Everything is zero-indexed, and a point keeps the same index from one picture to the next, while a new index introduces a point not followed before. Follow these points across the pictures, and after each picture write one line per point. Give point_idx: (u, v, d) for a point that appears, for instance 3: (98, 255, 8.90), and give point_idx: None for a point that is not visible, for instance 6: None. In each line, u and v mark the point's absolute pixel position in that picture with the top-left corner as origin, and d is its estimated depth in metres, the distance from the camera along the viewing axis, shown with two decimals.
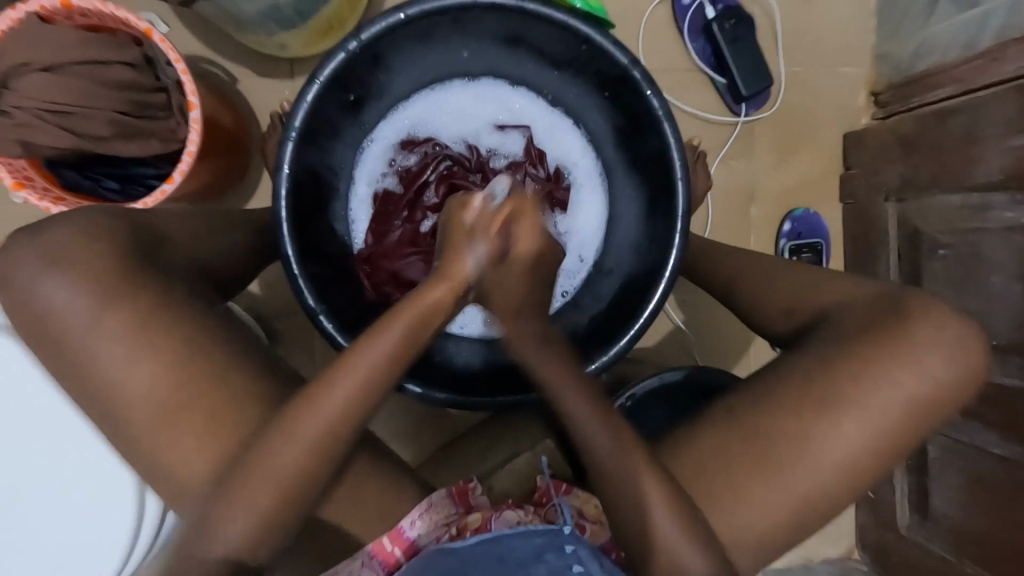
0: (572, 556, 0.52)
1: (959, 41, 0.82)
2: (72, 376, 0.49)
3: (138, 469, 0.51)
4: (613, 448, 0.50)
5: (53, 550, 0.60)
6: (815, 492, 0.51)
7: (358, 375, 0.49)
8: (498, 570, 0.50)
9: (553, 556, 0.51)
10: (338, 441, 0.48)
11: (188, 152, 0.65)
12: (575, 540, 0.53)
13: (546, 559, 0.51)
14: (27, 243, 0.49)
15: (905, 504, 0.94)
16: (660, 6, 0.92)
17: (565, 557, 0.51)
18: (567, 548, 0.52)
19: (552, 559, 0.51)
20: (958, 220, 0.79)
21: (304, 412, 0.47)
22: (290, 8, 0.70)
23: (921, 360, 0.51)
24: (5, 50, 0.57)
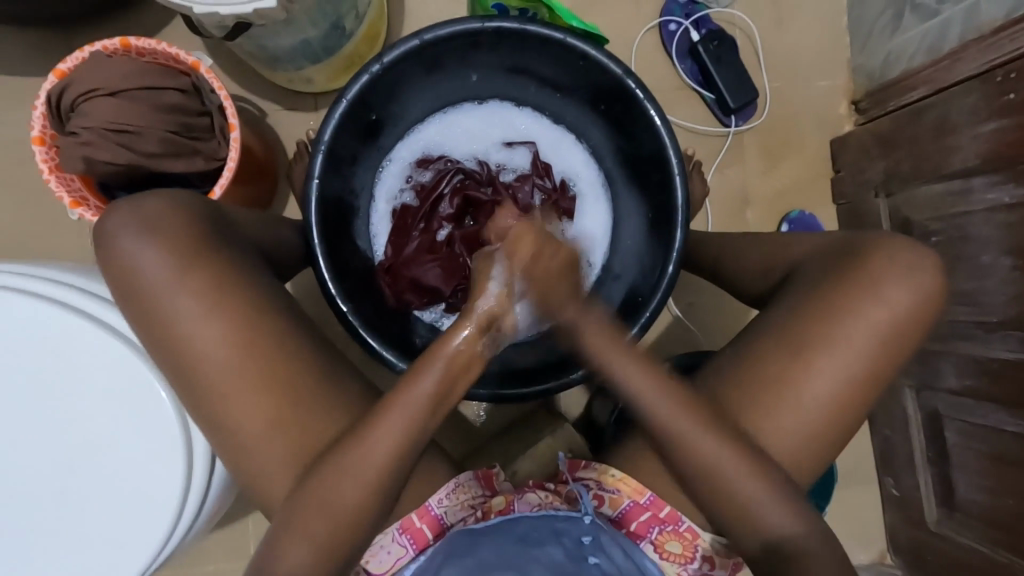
0: (589, 546, 0.55)
1: (925, 47, 0.89)
2: (150, 329, 0.54)
3: (202, 424, 0.56)
4: None
5: (98, 512, 0.60)
6: (801, 426, 0.59)
7: (414, 396, 0.53)
8: (519, 553, 0.53)
9: (570, 544, 0.54)
10: (387, 408, 0.53)
11: (227, 169, 0.73)
12: (593, 530, 0.56)
13: (563, 543, 0.54)
14: (124, 210, 0.55)
15: (930, 497, 0.93)
16: (647, 33, 1.01)
17: (582, 547, 0.54)
18: (585, 540, 0.55)
19: (569, 545, 0.54)
20: (943, 206, 0.85)
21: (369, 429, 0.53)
22: (317, 43, 0.79)
23: (888, 292, 0.59)
24: (75, 80, 0.67)
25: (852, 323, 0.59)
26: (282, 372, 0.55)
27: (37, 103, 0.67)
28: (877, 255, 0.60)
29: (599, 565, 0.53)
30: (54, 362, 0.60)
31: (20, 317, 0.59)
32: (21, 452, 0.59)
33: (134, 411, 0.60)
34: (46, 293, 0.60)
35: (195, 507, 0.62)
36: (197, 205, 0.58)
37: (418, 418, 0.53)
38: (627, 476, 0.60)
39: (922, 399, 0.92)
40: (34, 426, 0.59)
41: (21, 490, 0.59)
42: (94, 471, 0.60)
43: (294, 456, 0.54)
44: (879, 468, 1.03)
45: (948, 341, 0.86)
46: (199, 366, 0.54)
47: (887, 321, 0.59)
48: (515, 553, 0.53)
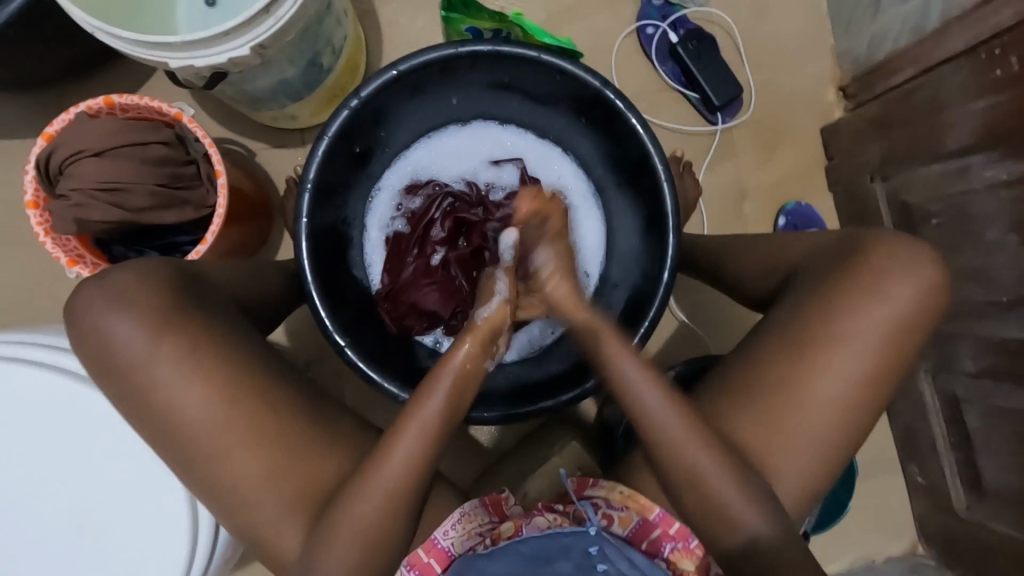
0: (597, 556, 0.53)
1: (907, 27, 0.88)
2: (131, 402, 0.55)
3: (197, 488, 0.56)
4: None
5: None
6: (814, 431, 0.58)
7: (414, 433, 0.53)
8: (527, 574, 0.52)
9: (578, 556, 0.53)
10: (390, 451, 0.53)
11: (217, 216, 0.73)
12: (600, 540, 0.54)
13: (570, 557, 0.53)
14: (92, 290, 0.56)
15: (957, 483, 0.90)
16: (627, 37, 1.01)
17: (590, 557, 0.53)
18: (592, 549, 0.53)
19: (577, 557, 0.53)
20: (941, 187, 0.83)
21: (371, 472, 0.53)
22: (297, 81, 0.80)
23: (891, 289, 0.58)
24: (62, 142, 0.69)
25: (857, 323, 0.58)
26: (273, 423, 0.55)
27: (27, 168, 0.69)
28: (875, 251, 0.60)
29: (608, 572, 0.52)
30: (64, 429, 0.61)
31: (24, 384, 0.61)
32: (36, 520, 0.61)
33: (140, 464, 0.61)
34: (45, 358, 0.62)
35: (201, 570, 0.62)
36: (168, 270, 0.58)
37: (421, 423, 0.54)
38: (633, 493, 0.60)
39: (940, 382, 0.90)
40: (48, 485, 0.61)
41: (40, 549, 0.61)
42: (105, 530, 0.61)
43: (299, 499, 0.55)
44: (902, 457, 1.00)
45: (960, 323, 0.84)
46: (187, 429, 0.54)
47: (893, 318, 0.58)
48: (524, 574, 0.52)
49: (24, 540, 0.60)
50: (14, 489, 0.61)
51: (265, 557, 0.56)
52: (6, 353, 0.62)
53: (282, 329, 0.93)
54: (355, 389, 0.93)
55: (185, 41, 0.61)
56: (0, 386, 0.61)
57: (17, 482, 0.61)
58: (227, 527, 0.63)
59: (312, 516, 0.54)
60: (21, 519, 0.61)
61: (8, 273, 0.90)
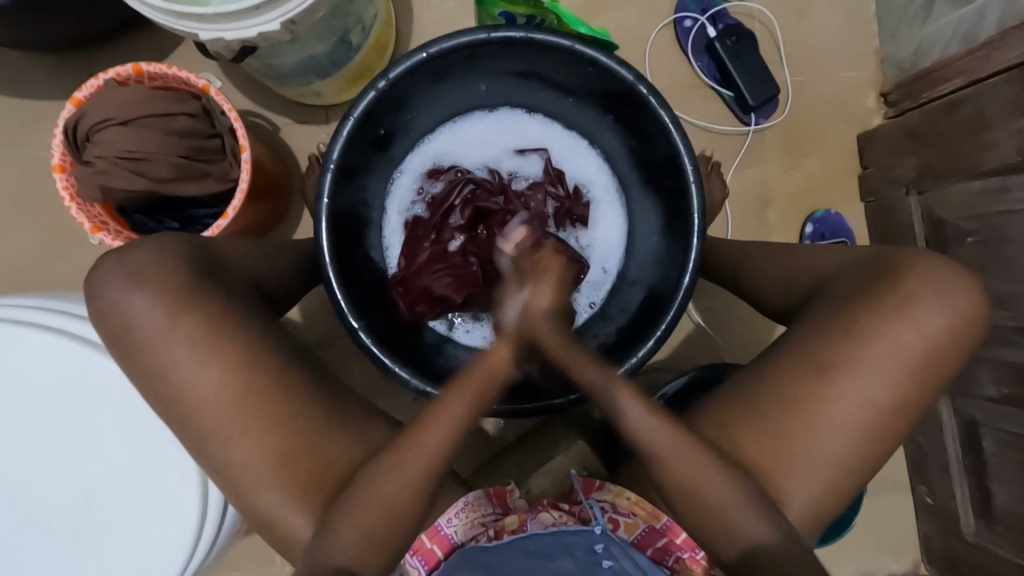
0: (602, 553, 0.53)
1: (960, 34, 0.84)
2: (145, 377, 0.56)
3: (205, 467, 0.57)
4: (648, 422, 0.55)
5: (115, 549, 0.62)
6: (829, 451, 0.56)
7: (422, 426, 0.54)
8: (531, 568, 0.51)
9: (582, 554, 0.53)
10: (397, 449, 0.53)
11: (238, 191, 0.74)
12: (606, 538, 0.55)
13: (575, 554, 0.53)
14: (113, 264, 0.56)
15: (967, 508, 0.89)
16: (663, 29, 0.98)
17: (595, 554, 0.53)
18: (598, 547, 0.53)
19: (581, 555, 0.53)
20: (979, 206, 0.80)
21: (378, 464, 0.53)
22: (326, 58, 0.79)
23: (919, 312, 0.56)
24: (90, 109, 0.69)
25: (881, 347, 0.56)
26: (281, 409, 0.56)
27: (55, 132, 0.70)
28: (906, 272, 0.58)
29: (613, 569, 0.52)
30: (80, 398, 0.62)
31: (44, 351, 0.62)
32: (50, 485, 0.62)
33: (149, 436, 0.62)
34: (64, 325, 0.63)
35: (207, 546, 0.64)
36: (186, 249, 0.58)
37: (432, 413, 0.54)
38: (641, 500, 0.60)
39: (958, 406, 0.88)
40: (61, 450, 0.62)
41: (51, 511, 0.62)
42: (115, 500, 0.62)
43: (304, 481, 0.55)
44: (912, 477, 0.98)
45: (986, 346, 0.81)
46: (199, 409, 0.55)
47: (918, 343, 0.56)
48: (528, 565, 0.52)
49: (37, 501, 0.62)
50: (28, 452, 0.62)
51: (267, 537, 0.57)
52: (29, 319, 0.63)
53: (296, 306, 0.93)
54: (364, 371, 0.94)
55: (216, 13, 0.60)
56: (17, 350, 0.62)
57: (31, 445, 0.62)
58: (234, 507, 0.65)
59: (317, 499, 0.55)
60: (33, 479, 0.62)
61: (32, 235, 0.91)
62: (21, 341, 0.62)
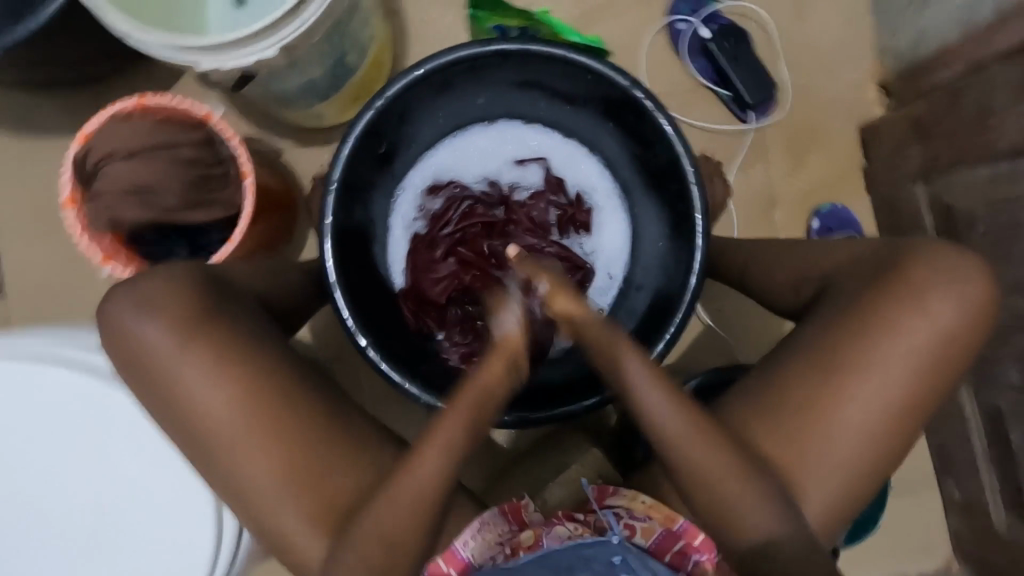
0: (620, 566, 0.51)
1: (957, 21, 0.84)
2: (160, 405, 0.56)
3: (221, 492, 0.57)
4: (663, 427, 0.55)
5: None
6: (849, 448, 0.55)
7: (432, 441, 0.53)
8: None
9: (601, 567, 0.51)
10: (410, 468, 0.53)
11: (244, 216, 0.75)
12: (623, 550, 0.53)
13: (593, 567, 0.51)
14: (126, 292, 0.57)
15: (998, 501, 0.87)
16: (657, 33, 0.98)
17: (614, 568, 0.51)
18: (616, 559, 0.52)
19: (600, 569, 0.51)
20: (988, 192, 0.79)
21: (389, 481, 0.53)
22: (325, 82, 0.80)
23: (929, 303, 0.56)
24: (97, 143, 0.71)
25: (892, 341, 0.56)
26: (294, 430, 0.56)
27: (63, 168, 0.71)
28: (912, 262, 0.57)
29: None
30: (95, 428, 0.63)
31: (60, 383, 0.63)
32: (68, 515, 0.63)
33: (164, 463, 0.63)
34: (76, 356, 0.64)
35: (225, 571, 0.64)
36: (197, 273, 0.59)
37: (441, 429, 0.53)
38: (657, 503, 0.59)
39: (981, 396, 0.86)
40: (77, 480, 0.63)
41: (71, 541, 0.63)
42: (132, 528, 0.63)
43: (319, 501, 0.55)
44: (937, 470, 0.96)
45: (1005, 334, 0.80)
46: (214, 434, 0.55)
47: (930, 334, 0.56)
48: None
49: (56, 532, 0.63)
50: (46, 482, 0.63)
51: (284, 559, 0.57)
52: (43, 352, 0.64)
53: (307, 327, 0.94)
54: (375, 388, 0.94)
55: (215, 43, 0.61)
56: (33, 382, 0.63)
57: (49, 476, 0.63)
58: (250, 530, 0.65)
59: (331, 520, 0.55)
60: (53, 511, 0.63)
61: (45, 270, 0.93)
62: (36, 374, 0.63)
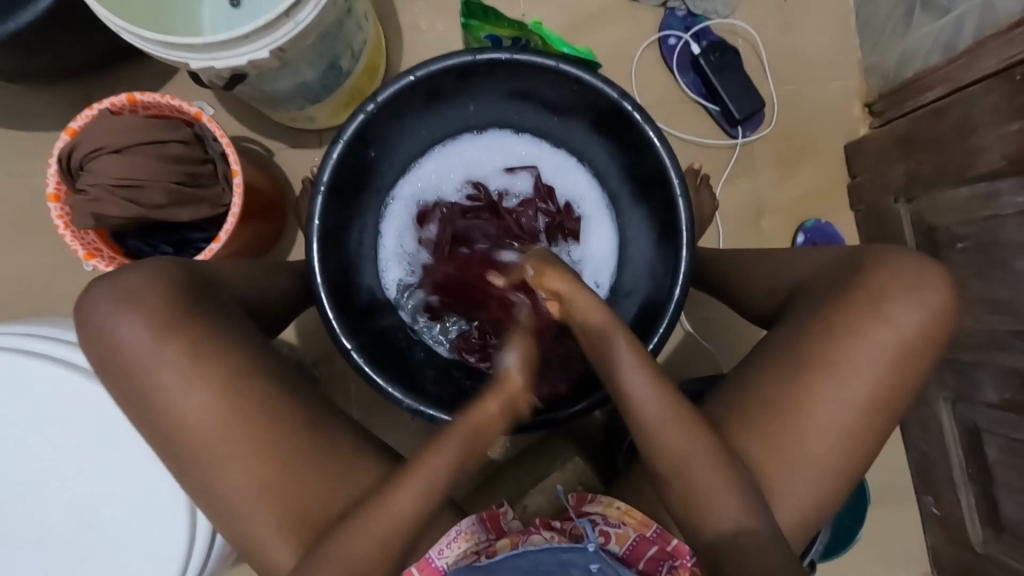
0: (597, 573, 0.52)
1: (940, 44, 0.86)
2: (136, 403, 0.56)
3: (193, 493, 0.57)
4: (644, 435, 0.55)
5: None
6: (826, 460, 0.56)
7: None
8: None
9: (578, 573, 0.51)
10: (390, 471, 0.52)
11: (231, 215, 0.75)
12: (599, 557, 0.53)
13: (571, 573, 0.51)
14: (101, 289, 0.56)
15: (975, 517, 0.87)
16: (648, 47, 0.99)
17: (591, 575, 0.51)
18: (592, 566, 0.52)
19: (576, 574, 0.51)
20: (969, 211, 0.81)
21: None
22: (317, 84, 0.81)
23: (896, 312, 0.56)
24: (84, 138, 0.70)
25: (859, 346, 0.56)
26: (273, 431, 0.56)
27: (50, 162, 0.71)
28: (880, 271, 0.58)
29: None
30: (68, 423, 0.62)
31: (33, 377, 0.62)
32: (35, 511, 0.62)
33: (138, 461, 0.62)
34: (50, 352, 0.63)
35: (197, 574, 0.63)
36: (177, 270, 0.58)
37: None
38: (631, 509, 0.59)
39: (959, 412, 0.87)
40: (45, 477, 0.62)
41: (37, 539, 0.61)
42: (102, 527, 0.62)
43: (294, 504, 0.55)
44: (917, 486, 0.97)
45: (982, 351, 0.81)
46: (188, 435, 0.55)
47: (897, 342, 0.56)
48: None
49: (25, 531, 0.62)
50: (15, 477, 0.62)
51: (257, 563, 0.56)
52: (21, 345, 0.63)
53: (292, 326, 0.93)
54: (359, 392, 0.94)
55: (208, 42, 0.61)
56: (7, 377, 0.62)
57: (19, 470, 0.62)
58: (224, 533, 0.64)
59: (304, 522, 0.54)
60: (22, 507, 0.62)
61: (26, 264, 0.92)
62: (10, 366, 0.62)
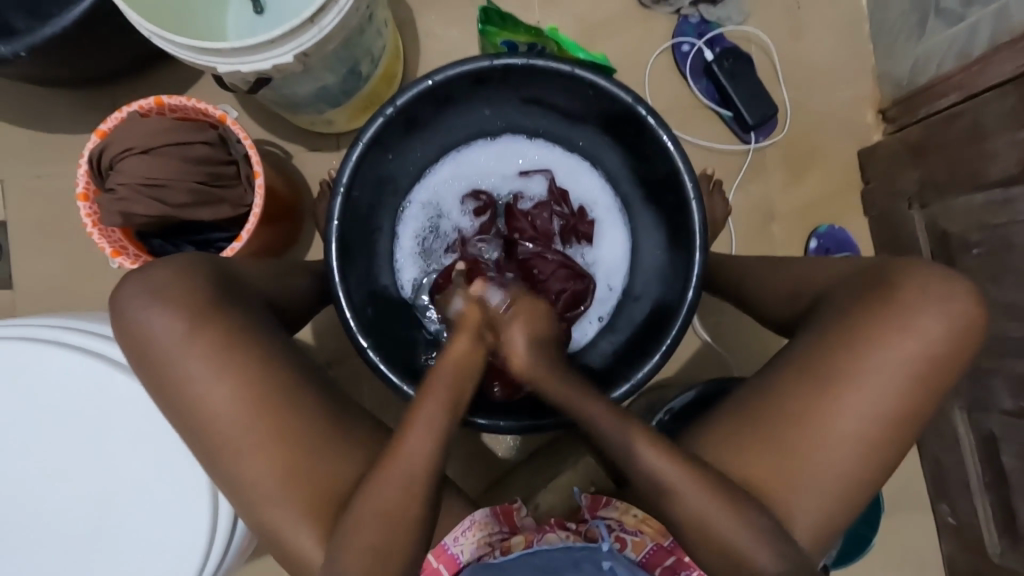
0: (610, 570, 0.52)
1: (953, 51, 0.86)
2: (164, 392, 0.57)
3: (216, 482, 0.58)
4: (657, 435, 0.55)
5: (125, 564, 0.63)
6: (840, 464, 0.56)
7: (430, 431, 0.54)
8: None
9: (590, 569, 0.51)
10: (405, 464, 0.53)
11: (252, 215, 0.77)
12: (613, 556, 0.53)
13: (583, 570, 0.51)
14: (135, 281, 0.58)
15: (991, 527, 0.86)
16: (662, 54, 1.00)
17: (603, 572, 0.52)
18: (605, 564, 0.52)
19: (589, 571, 0.51)
20: (983, 217, 0.80)
21: (380, 475, 0.53)
22: (336, 88, 0.83)
23: (923, 324, 0.57)
24: (114, 140, 0.73)
25: (879, 356, 0.56)
26: (295, 422, 0.57)
27: (80, 162, 0.74)
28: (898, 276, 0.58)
29: None
30: (94, 413, 0.64)
31: (62, 367, 0.64)
32: (61, 499, 0.64)
33: (161, 451, 0.64)
34: (79, 344, 0.65)
35: (216, 564, 0.64)
36: (203, 265, 0.60)
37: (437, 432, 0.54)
38: (648, 517, 0.59)
39: (974, 420, 0.86)
40: (72, 465, 0.64)
41: (64, 525, 0.63)
42: (124, 516, 0.63)
43: (313, 494, 0.56)
44: (931, 495, 0.96)
45: (996, 358, 0.81)
46: (213, 424, 0.56)
47: (919, 352, 0.56)
48: None
49: (51, 519, 0.63)
50: (43, 466, 0.64)
51: (277, 552, 0.57)
52: (51, 337, 0.65)
53: (308, 327, 0.95)
54: (372, 392, 0.95)
55: (234, 47, 0.63)
56: (38, 369, 0.64)
57: (46, 458, 0.64)
58: (243, 523, 0.66)
59: (325, 514, 0.55)
60: (50, 494, 0.64)
61: (53, 262, 0.94)
62: (39, 357, 0.64)
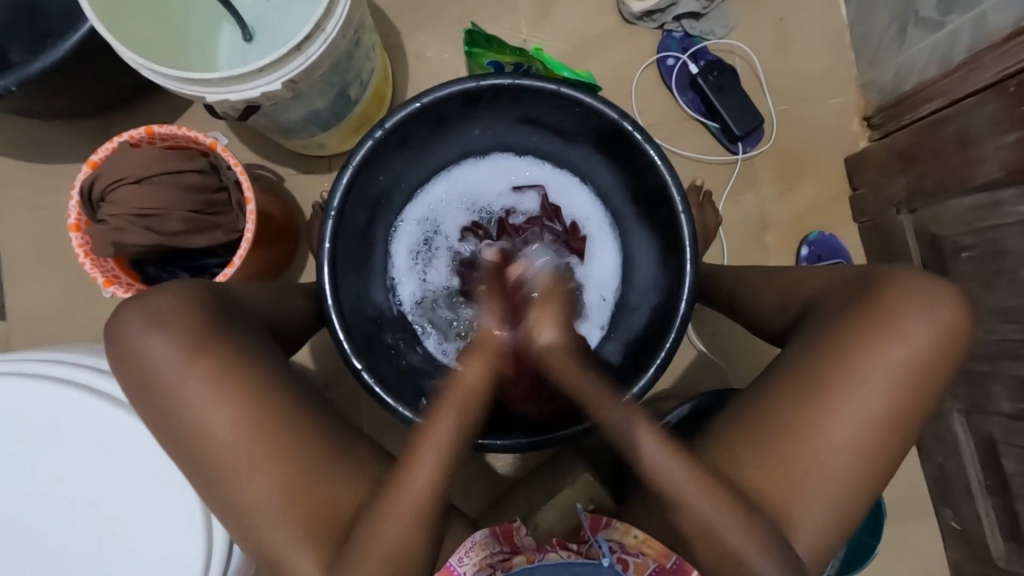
0: None
1: (935, 58, 0.87)
2: (161, 419, 0.57)
3: (214, 509, 0.58)
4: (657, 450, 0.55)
5: None
6: (840, 474, 0.56)
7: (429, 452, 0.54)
8: None
9: None
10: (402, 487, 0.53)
11: (244, 240, 0.77)
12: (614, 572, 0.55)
13: None
14: (132, 308, 0.58)
15: (995, 531, 0.86)
16: (647, 69, 1.02)
17: None
18: None
19: None
20: (972, 221, 0.81)
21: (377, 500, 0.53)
22: (326, 112, 0.83)
23: (909, 328, 0.57)
24: (105, 170, 0.73)
25: (869, 360, 0.57)
26: (294, 446, 0.57)
27: (72, 193, 0.74)
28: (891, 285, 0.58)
29: None
30: (88, 445, 0.63)
31: (54, 399, 0.64)
32: (57, 532, 0.63)
33: (155, 481, 0.63)
34: (71, 376, 0.65)
35: None
36: (200, 291, 0.60)
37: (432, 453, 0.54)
38: (650, 538, 0.58)
39: (973, 424, 0.86)
40: (67, 498, 0.63)
41: (59, 559, 0.63)
42: (120, 548, 0.62)
43: (311, 519, 0.55)
44: (934, 500, 0.95)
45: (991, 360, 0.81)
46: (212, 451, 0.56)
47: (912, 358, 0.57)
48: None
49: (47, 553, 0.63)
50: (38, 499, 0.63)
51: None
52: (43, 370, 0.65)
53: (305, 350, 0.95)
54: (369, 413, 0.95)
55: (224, 77, 0.64)
56: (31, 402, 0.64)
57: (41, 491, 0.63)
58: (239, 551, 0.65)
59: (324, 540, 0.55)
60: (45, 527, 0.63)
61: (48, 291, 0.94)
62: (31, 390, 0.64)
